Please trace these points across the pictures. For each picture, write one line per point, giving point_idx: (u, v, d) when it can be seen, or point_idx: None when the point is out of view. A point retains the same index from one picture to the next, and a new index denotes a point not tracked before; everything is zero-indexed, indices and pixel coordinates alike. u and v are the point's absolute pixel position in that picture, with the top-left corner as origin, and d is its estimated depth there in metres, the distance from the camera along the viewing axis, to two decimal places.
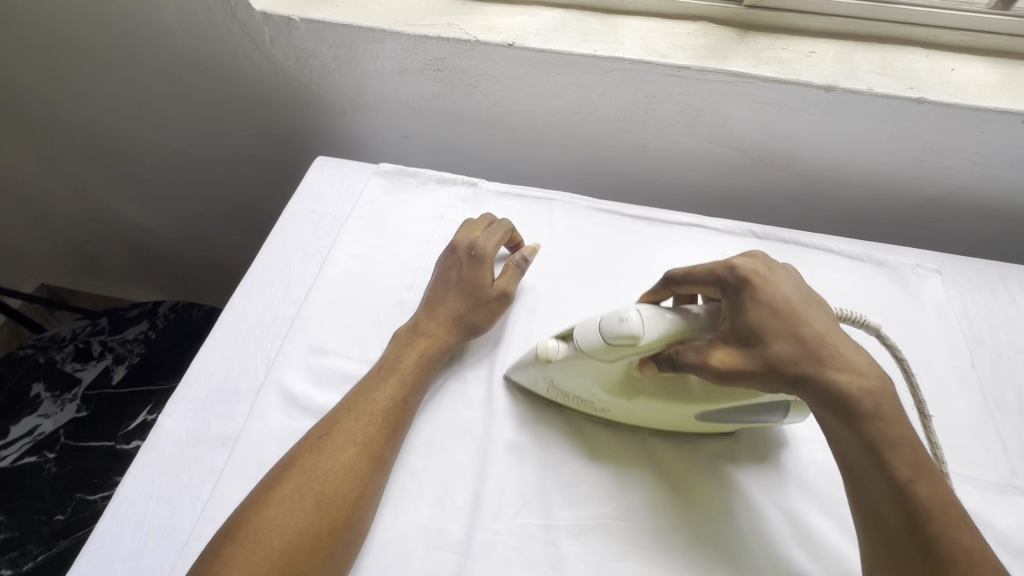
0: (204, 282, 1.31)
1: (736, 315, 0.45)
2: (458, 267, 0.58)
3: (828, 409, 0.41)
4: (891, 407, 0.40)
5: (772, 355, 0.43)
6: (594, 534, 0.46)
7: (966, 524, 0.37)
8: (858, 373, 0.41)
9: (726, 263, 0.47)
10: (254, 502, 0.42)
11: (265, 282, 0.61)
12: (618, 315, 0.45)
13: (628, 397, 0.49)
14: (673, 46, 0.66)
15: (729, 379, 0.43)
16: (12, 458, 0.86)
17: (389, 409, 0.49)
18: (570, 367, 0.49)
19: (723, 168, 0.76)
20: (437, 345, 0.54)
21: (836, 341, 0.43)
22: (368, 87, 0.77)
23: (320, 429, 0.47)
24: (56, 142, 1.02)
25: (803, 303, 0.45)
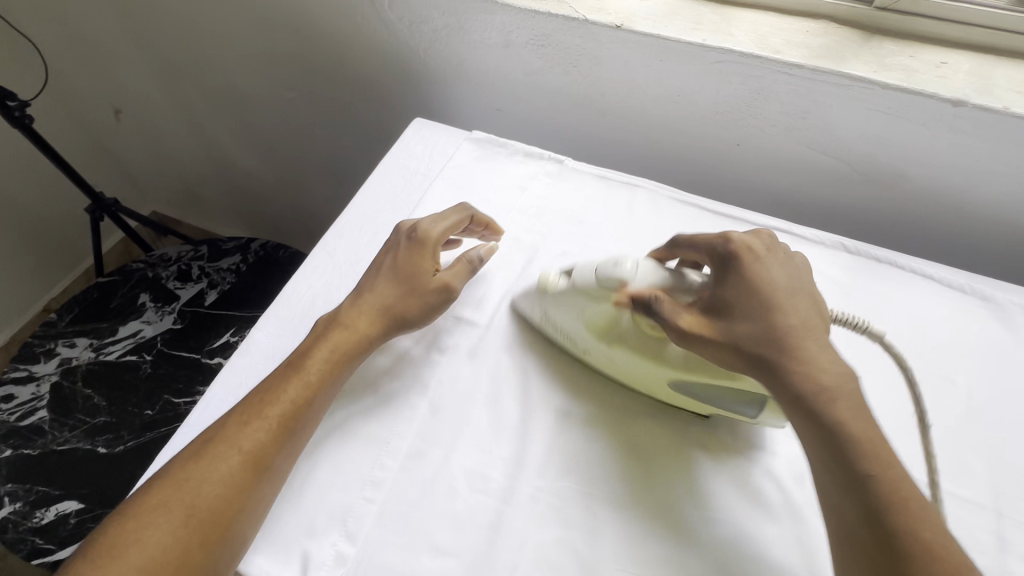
0: (291, 228, 1.42)
1: (719, 290, 0.48)
2: (396, 251, 0.57)
3: (788, 397, 0.44)
4: (846, 402, 0.43)
5: (745, 340, 0.45)
6: (633, 510, 0.47)
7: (927, 520, 0.39)
8: (822, 369, 0.44)
9: (723, 237, 0.51)
10: (125, 514, 0.43)
11: (355, 226, 0.66)
12: (615, 260, 0.50)
13: (610, 344, 0.52)
14: (788, 43, 0.64)
15: (690, 342, 0.46)
16: (117, 353, 0.99)
17: (283, 414, 0.47)
18: (564, 301, 0.53)
19: (821, 177, 0.73)
20: (353, 340, 0.52)
21: (808, 334, 0.46)
22: (471, 57, 0.79)
23: (214, 430, 0.47)
24: (185, 82, 1.13)
25: (789, 290, 0.48)
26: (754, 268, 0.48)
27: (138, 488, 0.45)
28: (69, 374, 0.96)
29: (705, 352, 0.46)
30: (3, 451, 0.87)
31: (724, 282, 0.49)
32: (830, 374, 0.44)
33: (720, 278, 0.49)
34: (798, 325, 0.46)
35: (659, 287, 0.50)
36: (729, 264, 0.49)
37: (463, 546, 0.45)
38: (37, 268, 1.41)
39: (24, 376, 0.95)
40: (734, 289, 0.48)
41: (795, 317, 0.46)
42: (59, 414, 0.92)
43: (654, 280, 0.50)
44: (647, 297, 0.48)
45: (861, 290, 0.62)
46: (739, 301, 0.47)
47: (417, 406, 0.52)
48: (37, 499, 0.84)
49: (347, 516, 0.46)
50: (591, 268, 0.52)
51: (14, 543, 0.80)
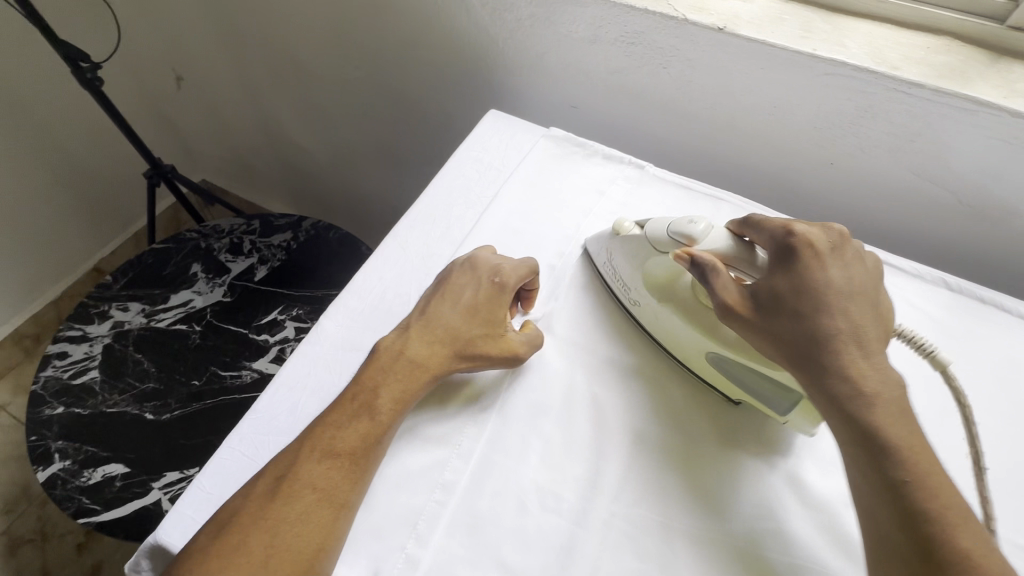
0: (338, 208, 1.41)
1: (771, 279, 0.46)
2: (474, 291, 0.53)
3: (822, 399, 0.42)
4: (882, 411, 0.40)
5: (780, 330, 0.44)
6: (713, 547, 0.44)
7: (969, 529, 0.37)
8: (863, 375, 0.42)
9: (792, 225, 0.48)
10: (202, 555, 0.40)
11: (427, 218, 0.64)
12: (691, 219, 0.50)
13: (662, 300, 0.53)
14: (906, 58, 0.59)
15: (726, 316, 0.46)
16: (168, 321, 1.00)
17: (357, 450, 0.45)
18: (631, 247, 0.55)
19: (920, 206, 0.67)
20: (422, 378, 0.49)
21: (855, 339, 0.43)
22: (552, 50, 0.76)
23: (282, 466, 0.44)
24: (251, 54, 1.12)
25: (846, 293, 0.45)
26: (812, 266, 0.46)
27: (207, 525, 0.42)
28: (120, 337, 0.98)
29: (738, 330, 0.46)
30: (55, 408, 0.89)
31: (777, 273, 0.46)
32: (872, 381, 0.42)
33: (776, 265, 0.47)
34: (848, 328, 0.43)
35: (721, 256, 0.49)
36: (785, 258, 0.47)
37: (536, 568, 0.43)
38: (91, 227, 1.44)
39: (78, 335, 0.97)
40: (784, 282, 0.46)
41: (846, 320, 0.44)
42: (110, 376, 0.93)
43: (718, 249, 0.49)
44: (705, 264, 0.47)
45: (966, 333, 0.57)
46: (786, 293, 0.45)
47: (486, 411, 0.50)
48: (84, 459, 0.85)
49: (416, 520, 0.45)
50: (665, 224, 0.52)
51: (61, 500, 0.82)
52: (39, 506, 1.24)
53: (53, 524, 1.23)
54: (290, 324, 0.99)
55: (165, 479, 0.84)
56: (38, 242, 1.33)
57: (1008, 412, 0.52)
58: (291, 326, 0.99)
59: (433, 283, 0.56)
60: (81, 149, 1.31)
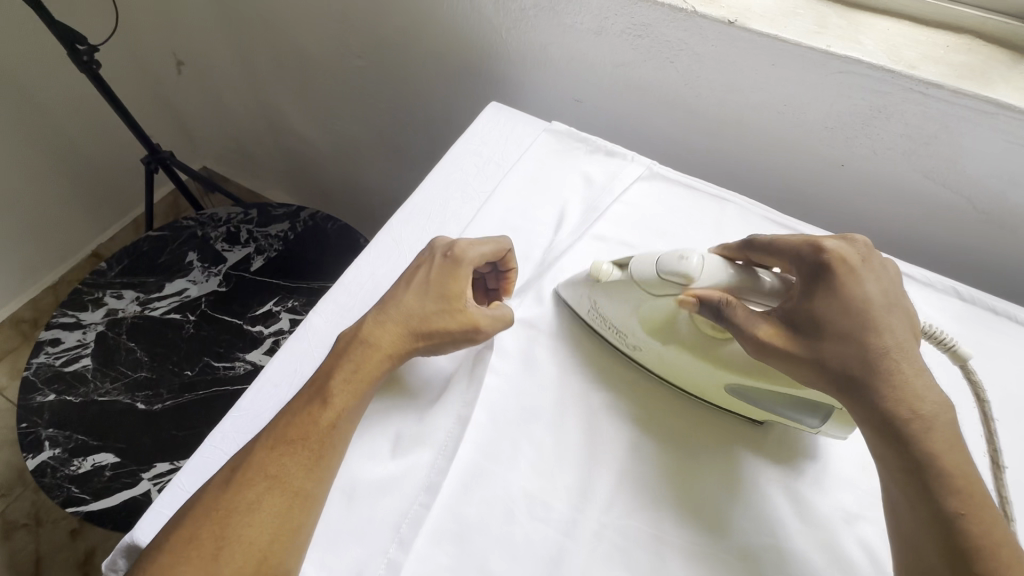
0: (338, 199, 1.39)
1: (808, 302, 0.43)
2: (426, 269, 0.52)
3: (884, 431, 0.40)
4: (942, 434, 0.39)
5: (830, 358, 0.41)
6: (706, 562, 0.43)
7: (1021, 570, 0.37)
8: (919, 397, 0.40)
9: (816, 242, 0.45)
10: (162, 547, 0.40)
11: (422, 212, 0.62)
12: (680, 253, 0.45)
13: (664, 343, 0.49)
14: (924, 57, 0.57)
15: (762, 353, 0.43)
16: (163, 310, 0.99)
17: (309, 435, 0.44)
18: (616, 292, 0.50)
19: (932, 210, 0.65)
20: (377, 360, 0.48)
21: (903, 354, 0.41)
22: (557, 42, 0.74)
23: (240, 458, 0.44)
24: (251, 39, 1.10)
25: (883, 308, 0.43)
26: (848, 283, 0.43)
27: (172, 518, 0.43)
28: (114, 325, 0.97)
29: (783, 367, 0.43)
30: (47, 395, 0.89)
31: (815, 293, 0.43)
32: (927, 402, 0.40)
33: (809, 288, 0.44)
34: (894, 345, 0.41)
35: (726, 288, 0.45)
36: (823, 275, 0.44)
37: None
38: (89, 212, 1.42)
39: (71, 322, 0.96)
40: (824, 303, 0.43)
41: (889, 338, 0.42)
42: (102, 364, 0.92)
43: (721, 281, 0.45)
44: (716, 302, 0.44)
45: (977, 345, 0.55)
46: (827, 314, 0.42)
47: (477, 415, 0.49)
48: (75, 447, 0.85)
49: (400, 522, 0.44)
50: (653, 259, 0.47)
51: (51, 488, 0.81)
52: (32, 491, 1.24)
53: (46, 509, 1.22)
54: (285, 316, 0.98)
55: (155, 469, 0.83)
56: (35, 226, 1.32)
57: (1019, 428, 0.50)
58: (287, 319, 0.97)
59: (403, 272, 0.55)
60: (79, 134, 1.30)
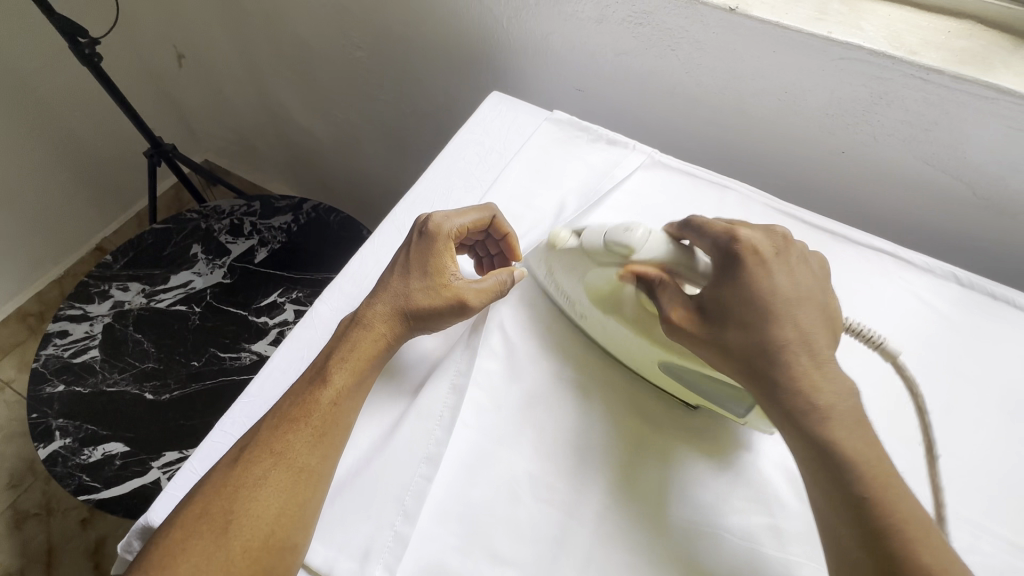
0: (340, 191, 1.40)
1: (717, 291, 0.44)
2: (408, 251, 0.53)
3: (782, 416, 0.41)
4: (841, 425, 0.39)
5: (733, 345, 0.42)
6: (708, 541, 0.44)
7: (934, 549, 0.36)
8: (818, 386, 0.40)
9: (731, 234, 0.45)
10: (171, 528, 0.41)
11: (425, 202, 0.63)
12: (626, 225, 0.47)
13: (606, 312, 0.50)
14: (925, 43, 0.57)
15: (672, 332, 0.45)
16: (168, 302, 1.00)
17: (310, 413, 0.45)
18: (569, 260, 0.52)
19: (933, 198, 0.65)
20: (375, 340, 0.49)
21: (807, 347, 0.41)
22: (559, 30, 0.74)
23: (246, 439, 0.45)
24: (250, 30, 1.10)
25: (791, 301, 0.42)
26: (757, 275, 0.43)
27: (182, 499, 0.44)
28: (121, 317, 0.98)
29: (688, 344, 0.44)
30: (56, 386, 0.90)
31: (721, 287, 0.44)
32: (825, 393, 0.40)
33: (719, 278, 0.44)
34: (799, 335, 0.42)
35: (662, 263, 0.47)
36: (729, 265, 0.44)
37: (525, 555, 0.43)
38: (92, 206, 1.43)
39: (78, 314, 0.97)
40: (730, 294, 0.43)
41: (794, 328, 0.42)
42: (110, 356, 0.94)
43: (657, 255, 0.46)
44: (653, 279, 0.47)
45: (975, 329, 0.55)
46: (733, 306, 0.43)
47: (479, 397, 0.50)
48: (85, 437, 0.86)
49: (404, 495, 0.45)
50: (602, 231, 0.49)
51: (62, 477, 0.83)
52: (42, 481, 1.26)
53: (57, 499, 1.25)
54: (289, 306, 0.99)
55: (164, 458, 0.85)
56: (39, 220, 1.33)
57: (1012, 410, 0.51)
58: (291, 310, 0.98)
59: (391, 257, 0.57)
60: (81, 127, 1.30)
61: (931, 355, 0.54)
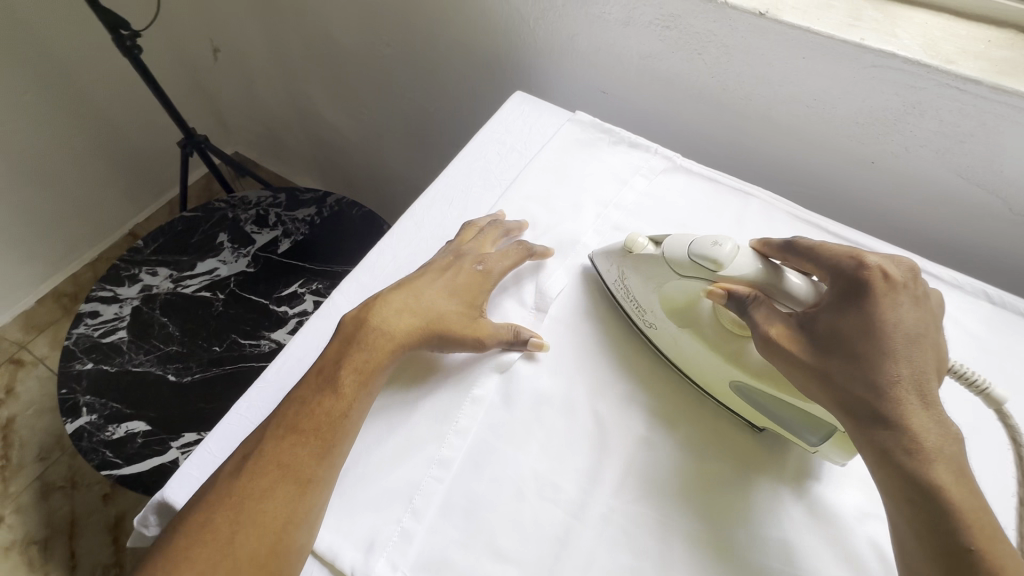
0: (364, 186, 1.42)
1: (831, 317, 0.42)
2: (455, 274, 0.54)
3: (873, 453, 0.38)
4: (948, 474, 0.36)
5: (835, 373, 0.40)
6: (714, 553, 0.43)
7: None
8: (922, 430, 0.37)
9: (857, 258, 0.43)
10: (177, 536, 0.41)
11: (445, 199, 0.64)
12: (715, 240, 0.47)
13: (681, 326, 0.50)
14: (962, 52, 0.55)
15: (769, 351, 0.43)
16: (194, 288, 1.03)
17: (320, 423, 0.45)
18: (648, 269, 0.51)
19: (966, 214, 0.63)
20: (389, 351, 0.49)
21: (919, 388, 0.39)
22: (584, 31, 0.73)
23: (251, 446, 0.45)
24: (284, 26, 1.12)
25: (914, 337, 0.40)
26: (878, 304, 0.41)
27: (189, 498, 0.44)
28: (148, 301, 1.01)
29: (784, 365, 0.43)
30: (85, 363, 0.93)
31: (842, 313, 0.42)
32: (933, 438, 0.37)
33: (836, 303, 0.43)
34: (911, 377, 0.39)
35: (754, 283, 0.45)
36: (855, 292, 0.42)
37: (526, 553, 0.43)
38: (127, 193, 1.48)
39: (109, 296, 1.01)
40: (850, 323, 0.41)
41: (907, 366, 0.39)
42: (136, 337, 0.97)
43: (747, 274, 0.45)
44: (743, 298, 0.44)
45: (1005, 350, 0.54)
46: (851, 333, 0.41)
47: (490, 394, 0.50)
48: (110, 414, 0.89)
49: (413, 494, 0.45)
50: (687, 241, 0.49)
51: (87, 451, 0.86)
52: (69, 455, 1.30)
53: (82, 473, 1.29)
54: (309, 297, 1.01)
55: (183, 439, 0.87)
56: (77, 204, 1.38)
57: None
58: (311, 300, 1.00)
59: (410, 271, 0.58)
60: (120, 116, 1.35)
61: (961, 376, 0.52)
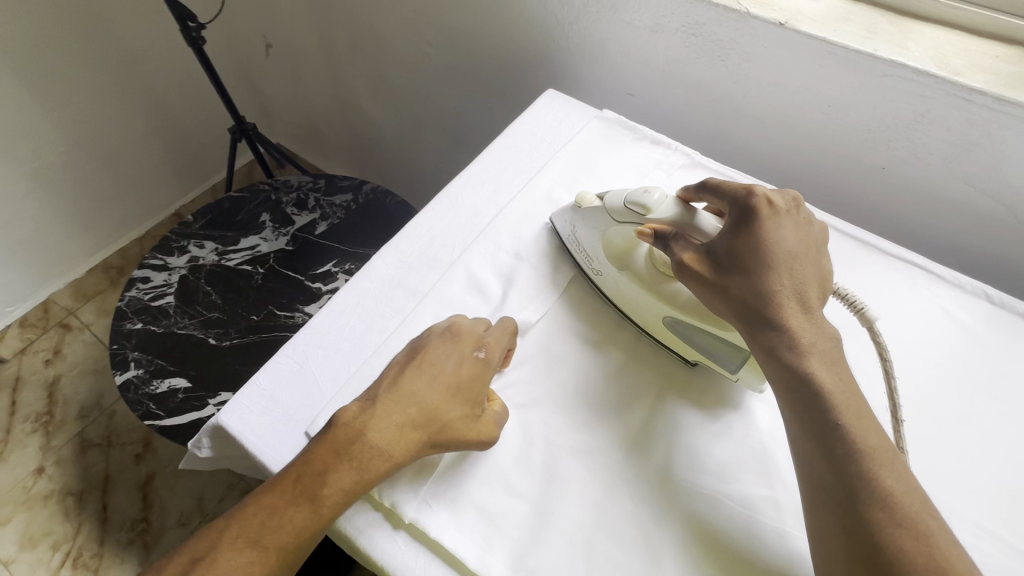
0: (397, 179, 1.50)
1: (728, 239, 0.50)
2: (459, 364, 0.49)
3: (762, 351, 0.46)
4: (816, 361, 0.44)
5: (733, 287, 0.48)
6: (708, 505, 0.47)
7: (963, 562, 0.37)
8: (798, 329, 0.46)
9: (749, 189, 0.51)
10: None
11: (477, 181, 0.69)
12: (645, 189, 0.54)
13: (619, 268, 0.57)
14: (971, 65, 0.59)
15: (682, 273, 0.50)
16: (237, 261, 1.10)
17: (285, 546, 0.42)
18: (591, 219, 0.58)
19: (971, 222, 0.66)
20: (380, 465, 0.45)
21: (799, 296, 0.47)
22: (616, 36, 0.79)
23: (209, 541, 0.42)
24: (333, 23, 1.20)
25: (794, 253, 0.49)
26: (766, 227, 0.49)
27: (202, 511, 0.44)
28: (194, 270, 1.09)
29: (693, 285, 0.50)
30: (135, 323, 1.01)
31: (737, 235, 0.50)
32: (808, 333, 0.46)
33: (733, 229, 0.50)
34: (791, 287, 0.47)
35: (674, 223, 0.52)
36: (747, 217, 0.50)
37: (533, 490, 0.47)
38: (176, 176, 1.58)
39: (160, 264, 1.09)
40: (745, 243, 0.49)
41: (787, 277, 0.48)
42: (182, 303, 1.04)
43: (668, 216, 0.53)
44: (666, 237, 0.52)
45: (999, 345, 0.57)
46: (743, 252, 0.49)
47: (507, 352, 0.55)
48: (155, 370, 0.96)
49: None
50: (623, 195, 0.55)
51: (132, 402, 0.93)
52: (107, 415, 1.39)
53: (118, 433, 1.37)
54: (342, 276, 1.07)
55: (219, 397, 0.94)
56: (131, 182, 1.48)
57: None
58: (343, 279, 1.07)
59: (407, 350, 0.51)
60: (176, 103, 1.46)
61: (953, 368, 0.56)
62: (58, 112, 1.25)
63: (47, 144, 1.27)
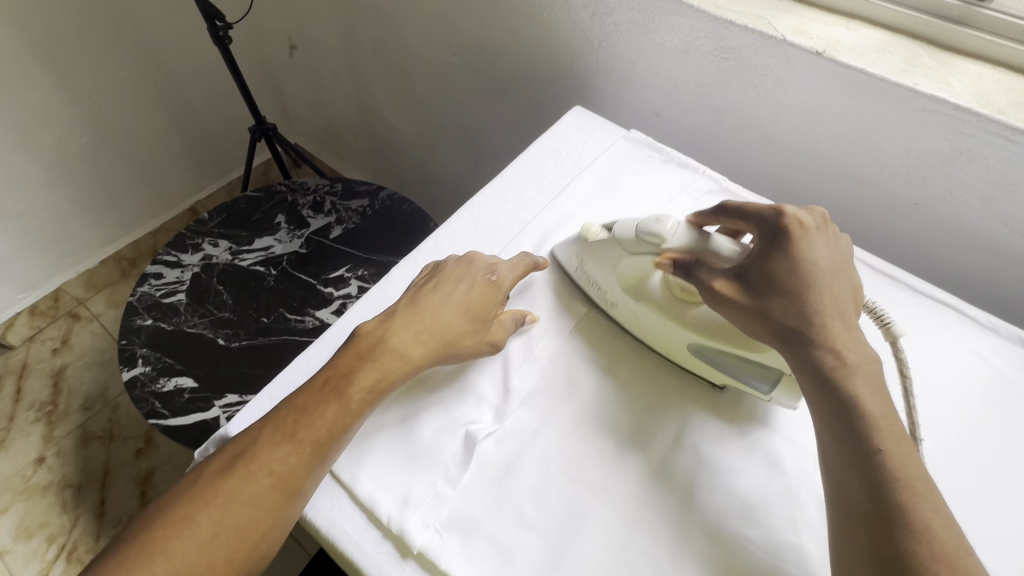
0: (414, 185, 1.50)
1: (762, 259, 0.48)
2: (470, 286, 0.55)
3: (808, 376, 0.44)
4: (863, 381, 0.42)
5: (774, 310, 0.46)
6: (730, 550, 0.45)
7: None
8: (843, 350, 0.44)
9: (777, 208, 0.49)
10: (157, 522, 0.43)
11: (501, 197, 0.68)
12: (657, 217, 0.51)
13: (636, 299, 0.54)
14: (1015, 103, 0.57)
15: (717, 302, 0.48)
16: (250, 262, 1.10)
17: (320, 438, 0.46)
18: (601, 252, 0.56)
19: (1007, 263, 0.65)
20: (398, 368, 0.50)
21: (839, 315, 0.45)
22: (645, 57, 0.78)
23: (242, 447, 0.46)
24: (359, 27, 1.20)
25: (830, 271, 0.47)
26: (800, 246, 0.47)
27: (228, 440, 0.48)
28: (207, 269, 1.08)
29: (731, 313, 0.47)
30: (145, 319, 1.01)
31: (769, 254, 0.48)
32: (853, 354, 0.44)
33: (766, 249, 0.48)
34: (832, 305, 0.45)
35: (695, 249, 0.50)
36: (778, 236, 0.48)
37: (548, 524, 0.46)
38: (194, 172, 1.59)
39: (173, 261, 1.09)
40: (778, 262, 0.47)
41: (826, 297, 0.46)
42: (193, 301, 1.04)
43: (685, 242, 0.50)
44: (687, 263, 0.50)
45: None
46: (781, 273, 0.46)
47: (526, 377, 0.53)
48: (162, 368, 0.96)
49: (449, 463, 0.48)
50: (634, 223, 0.53)
51: (138, 400, 0.92)
52: (111, 408, 1.38)
53: (120, 427, 1.37)
54: (355, 282, 1.06)
55: (226, 399, 0.93)
56: (149, 176, 1.49)
57: None
58: (356, 285, 1.05)
59: (422, 275, 0.57)
60: (198, 100, 1.46)
61: (987, 415, 0.54)
62: (82, 104, 1.26)
63: (69, 134, 1.27)
